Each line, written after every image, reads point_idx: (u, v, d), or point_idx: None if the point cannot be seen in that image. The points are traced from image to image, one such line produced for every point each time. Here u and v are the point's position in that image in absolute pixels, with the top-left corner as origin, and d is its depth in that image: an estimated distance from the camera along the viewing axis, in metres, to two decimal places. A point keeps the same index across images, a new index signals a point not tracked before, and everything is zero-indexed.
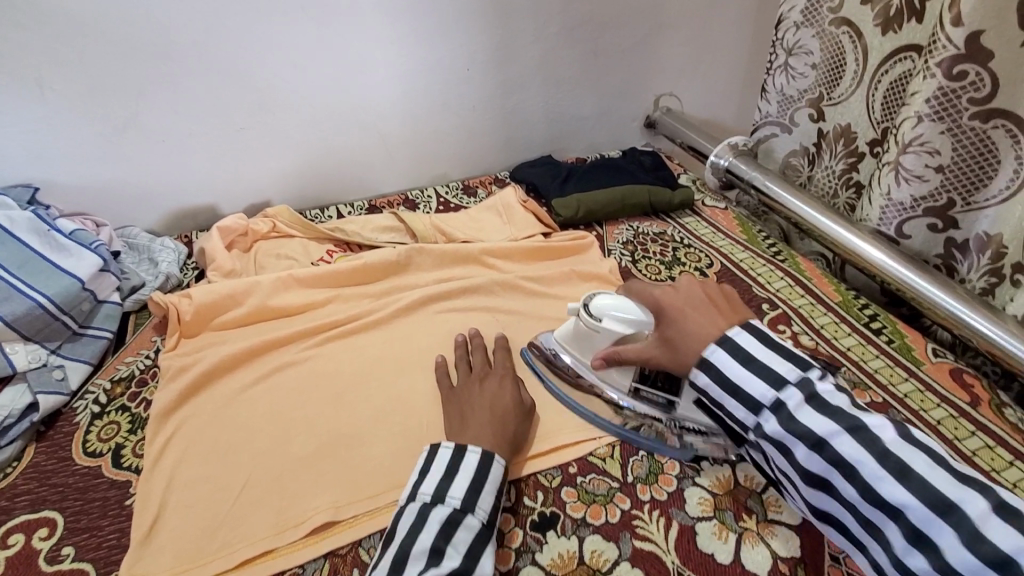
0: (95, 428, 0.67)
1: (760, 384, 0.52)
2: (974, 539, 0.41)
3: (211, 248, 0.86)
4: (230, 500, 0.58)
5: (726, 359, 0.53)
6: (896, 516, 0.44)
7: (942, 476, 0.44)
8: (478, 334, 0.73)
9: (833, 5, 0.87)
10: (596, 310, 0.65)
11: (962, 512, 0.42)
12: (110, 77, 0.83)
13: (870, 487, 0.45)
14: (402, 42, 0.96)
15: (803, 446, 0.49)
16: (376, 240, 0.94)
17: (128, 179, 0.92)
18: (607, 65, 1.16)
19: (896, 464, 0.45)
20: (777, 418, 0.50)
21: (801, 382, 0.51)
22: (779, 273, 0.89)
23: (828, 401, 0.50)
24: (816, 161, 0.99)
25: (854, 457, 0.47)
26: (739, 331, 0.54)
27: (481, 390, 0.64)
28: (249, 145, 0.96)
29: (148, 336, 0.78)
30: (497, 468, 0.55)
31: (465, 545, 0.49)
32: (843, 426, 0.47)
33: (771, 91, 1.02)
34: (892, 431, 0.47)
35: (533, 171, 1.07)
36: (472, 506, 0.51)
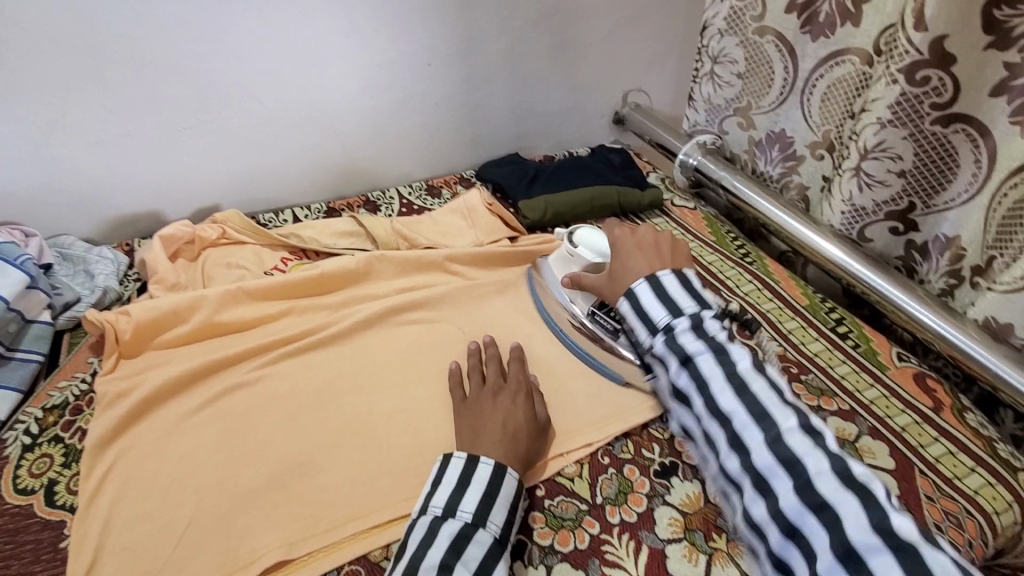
0: (25, 463, 0.61)
1: (661, 309, 0.64)
2: (806, 486, 0.49)
3: (152, 258, 0.80)
4: (174, 540, 0.54)
5: (647, 291, 0.65)
6: (726, 422, 0.56)
7: (802, 442, 0.52)
8: (491, 343, 0.71)
9: (754, 13, 0.90)
10: (573, 240, 0.78)
11: (773, 422, 0.53)
12: (32, 73, 0.76)
13: (737, 435, 0.54)
14: (357, 34, 0.91)
15: (675, 361, 0.61)
16: (334, 247, 0.89)
17: (60, 184, 0.85)
18: (572, 60, 1.12)
19: (770, 427, 0.53)
20: (665, 338, 0.62)
21: (693, 315, 0.62)
22: (747, 276, 0.88)
23: (706, 329, 0.61)
24: (753, 166, 1.01)
25: (731, 409, 0.56)
26: (667, 275, 0.65)
27: (494, 404, 0.62)
28: (194, 145, 0.90)
29: (84, 357, 0.72)
30: (510, 482, 0.54)
31: (476, 560, 0.49)
32: (709, 349, 0.59)
33: (697, 98, 1.07)
34: (747, 362, 0.58)
35: (499, 171, 1.04)
36: (483, 521, 0.51)
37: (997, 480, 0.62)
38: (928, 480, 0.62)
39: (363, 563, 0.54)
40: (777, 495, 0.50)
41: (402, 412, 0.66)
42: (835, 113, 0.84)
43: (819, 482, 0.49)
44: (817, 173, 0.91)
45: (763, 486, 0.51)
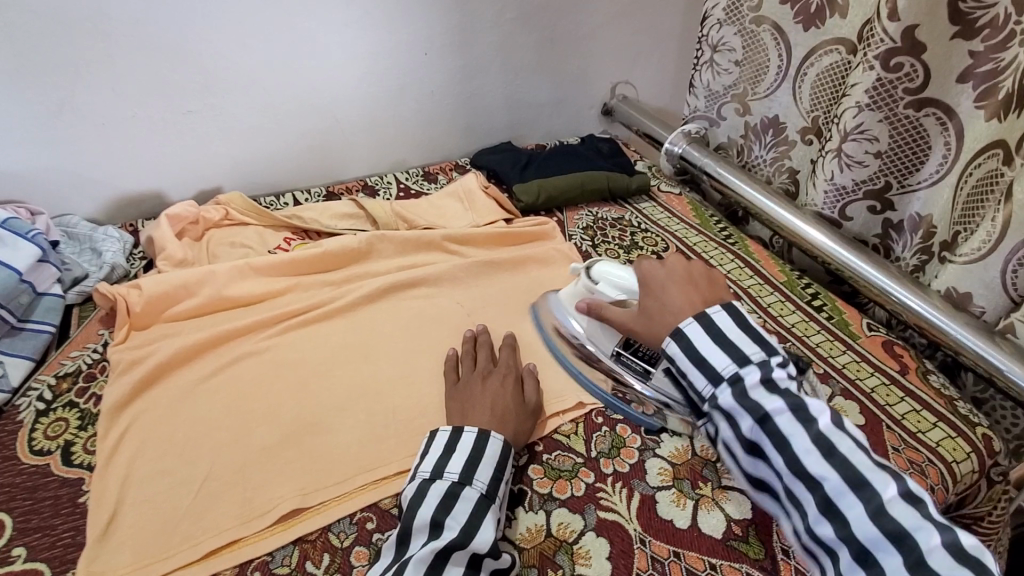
0: (41, 426, 0.63)
1: (723, 358, 0.52)
2: (879, 512, 0.44)
3: (159, 236, 0.82)
4: (192, 493, 0.57)
5: (698, 332, 0.54)
6: (813, 486, 0.46)
7: (907, 512, 0.44)
8: (484, 332, 0.72)
9: (752, 4, 0.94)
10: (595, 274, 0.72)
11: (872, 489, 0.45)
12: (38, 53, 0.78)
13: (830, 502, 0.46)
14: (357, 23, 0.94)
15: (748, 419, 0.49)
16: (335, 227, 0.93)
17: (64, 164, 0.86)
18: (563, 52, 1.17)
19: (870, 496, 0.45)
20: (732, 391, 0.50)
21: (762, 363, 0.51)
22: (730, 255, 0.93)
23: (778, 384, 0.50)
24: (747, 151, 1.05)
25: (822, 474, 0.46)
26: (718, 311, 0.54)
27: (484, 386, 0.64)
28: (197, 128, 0.92)
29: (94, 328, 0.74)
30: (492, 443, 0.56)
31: (464, 516, 0.50)
32: (787, 405, 0.48)
33: (697, 86, 1.09)
34: (829, 418, 0.48)
35: (494, 157, 1.08)
36: (469, 479, 0.53)
37: (957, 433, 0.68)
38: (895, 434, 0.67)
39: (374, 510, 0.57)
40: (884, 569, 0.43)
41: (406, 376, 0.70)
42: (824, 99, 0.89)
43: (934, 559, 0.41)
44: (807, 157, 0.96)
45: (866, 557, 0.44)
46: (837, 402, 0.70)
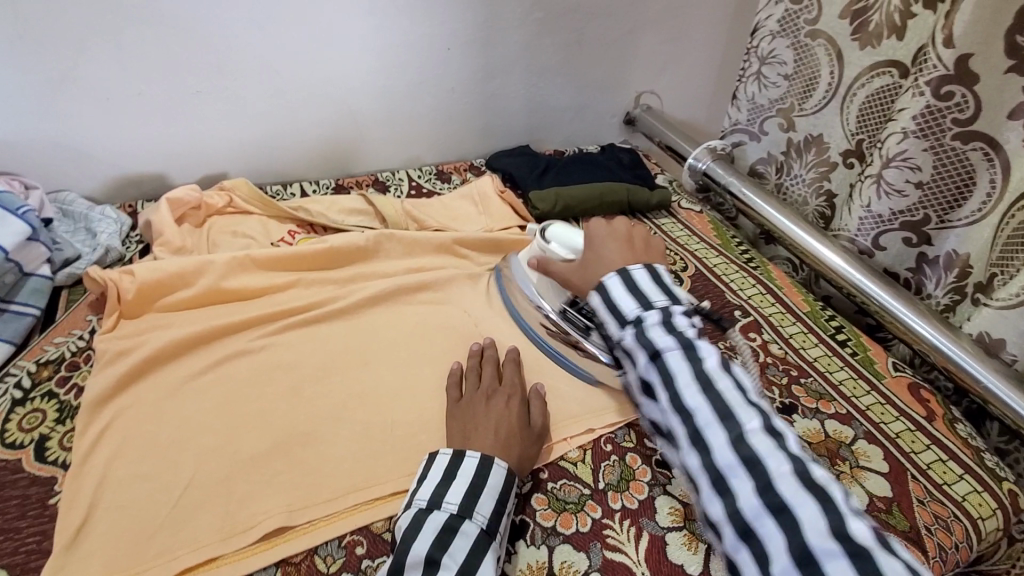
0: (15, 417, 0.59)
1: (631, 301, 0.59)
2: (738, 441, 0.48)
3: (158, 220, 0.79)
4: (172, 502, 0.53)
5: (616, 283, 0.61)
6: (687, 419, 0.51)
7: (764, 442, 0.48)
8: (490, 346, 0.68)
9: (810, 16, 0.90)
10: (548, 235, 0.76)
11: (737, 421, 0.49)
12: (40, 19, 0.74)
13: (698, 432, 0.50)
14: (379, 12, 0.90)
15: (643, 355, 0.56)
16: (342, 223, 0.89)
17: (64, 139, 0.83)
18: (589, 57, 1.13)
19: (734, 427, 0.49)
20: (635, 332, 0.58)
21: (664, 309, 0.58)
22: (751, 280, 0.89)
23: (676, 326, 0.56)
24: (786, 169, 1.02)
25: (696, 406, 0.51)
26: (638, 269, 0.62)
27: (487, 407, 0.60)
28: (205, 109, 0.88)
29: (82, 314, 0.71)
30: (495, 472, 0.52)
31: (462, 553, 0.47)
32: (679, 345, 0.55)
33: (741, 98, 1.06)
34: (715, 359, 0.53)
35: (510, 160, 1.04)
36: (469, 512, 0.49)
37: (984, 487, 0.64)
38: (919, 485, 0.63)
39: (365, 534, 0.53)
40: (735, 494, 0.47)
41: (407, 388, 0.66)
42: (872, 123, 0.86)
43: (781, 483, 0.45)
44: (846, 181, 0.93)
45: (721, 485, 0.48)
46: (860, 446, 0.67)
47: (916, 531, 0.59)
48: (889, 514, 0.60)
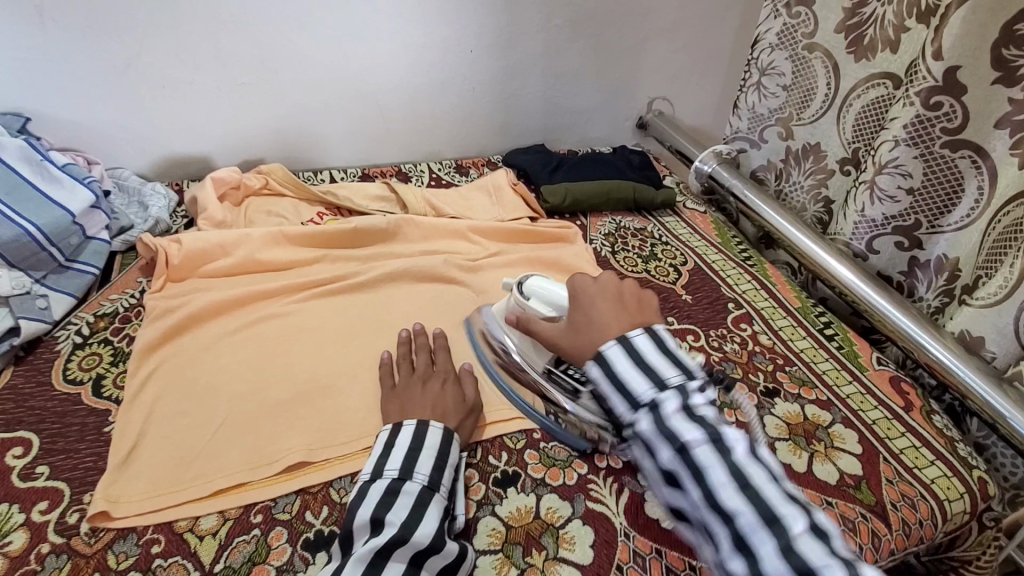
0: (76, 358, 0.67)
1: (643, 382, 0.49)
2: (790, 549, 0.41)
3: (203, 197, 0.87)
4: (207, 435, 0.60)
5: (620, 354, 0.51)
6: (727, 520, 0.44)
7: (816, 549, 0.41)
8: (422, 334, 0.71)
9: (807, 30, 0.95)
10: (527, 289, 0.68)
11: (783, 524, 0.42)
12: (111, 12, 0.83)
13: (743, 537, 0.43)
14: (411, 16, 0.98)
15: (665, 448, 0.47)
16: (366, 208, 0.96)
17: (123, 121, 0.92)
18: (605, 64, 1.19)
19: (781, 533, 0.42)
20: (650, 417, 0.48)
21: (679, 390, 0.48)
22: (747, 276, 0.94)
23: (697, 413, 0.47)
24: (786, 176, 1.07)
25: (736, 508, 0.44)
26: (641, 335, 0.52)
27: (423, 389, 0.63)
28: (248, 99, 0.97)
29: (134, 276, 0.79)
30: (430, 435, 0.57)
31: (405, 509, 0.51)
32: (706, 436, 0.46)
33: (742, 107, 1.11)
34: (744, 447, 0.46)
35: (525, 157, 1.10)
36: (410, 474, 0.54)
37: (952, 472, 0.68)
38: (889, 466, 0.68)
39: None
40: None
41: None
42: (867, 132, 0.91)
43: None
44: (843, 188, 0.97)
45: None
46: (836, 429, 0.71)
47: (881, 505, 0.64)
48: (856, 489, 0.65)
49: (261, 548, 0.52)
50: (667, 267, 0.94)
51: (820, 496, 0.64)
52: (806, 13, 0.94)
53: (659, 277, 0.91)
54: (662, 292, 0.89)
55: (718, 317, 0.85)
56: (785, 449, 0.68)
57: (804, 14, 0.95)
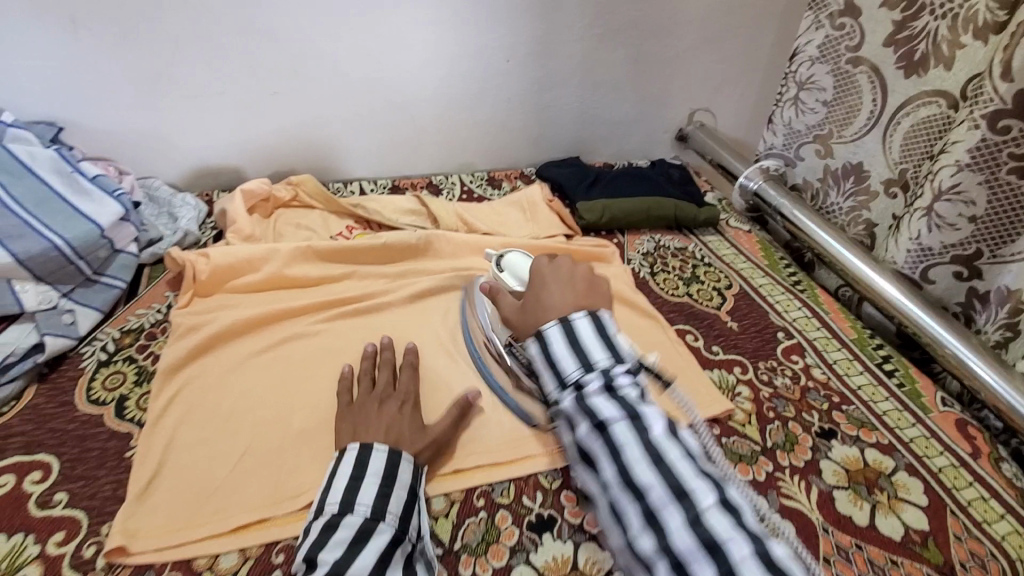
0: (100, 376, 0.66)
1: (573, 363, 0.53)
2: (696, 521, 0.43)
3: (232, 209, 0.85)
4: (229, 465, 0.58)
5: (557, 337, 0.54)
6: (638, 496, 0.46)
7: (723, 522, 0.42)
8: (387, 350, 0.67)
9: (851, 43, 0.89)
10: (505, 264, 0.73)
11: (693, 498, 0.44)
12: (144, 22, 0.81)
13: (653, 512, 0.44)
14: (446, 25, 0.95)
15: (586, 424, 0.50)
16: (396, 222, 0.94)
17: (154, 131, 0.91)
18: (644, 74, 1.15)
19: (689, 506, 0.44)
20: (574, 396, 0.51)
21: (604, 372, 0.52)
22: (796, 303, 0.88)
23: (620, 393, 0.50)
24: (823, 195, 1.01)
25: (648, 484, 0.45)
26: (581, 319, 0.55)
27: (378, 412, 0.59)
28: (279, 110, 0.95)
29: (161, 290, 0.77)
30: (375, 460, 0.53)
31: (342, 544, 0.47)
32: (625, 414, 0.49)
33: (777, 122, 1.05)
34: (662, 426, 0.48)
35: (559, 172, 1.05)
36: (350, 506, 0.49)
37: None
38: (957, 520, 0.62)
39: None
40: None
41: (447, 381, 0.69)
42: (916, 152, 0.84)
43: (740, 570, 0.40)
44: (887, 211, 0.91)
45: (681, 570, 0.42)
46: (899, 477, 0.65)
47: (950, 567, 0.57)
48: (923, 547, 0.59)
49: None
50: (711, 291, 0.89)
51: (883, 554, 0.58)
52: (851, 25, 0.88)
53: (703, 303, 0.86)
54: (706, 318, 0.83)
55: (767, 347, 0.80)
56: (844, 499, 0.62)
57: (850, 26, 0.89)
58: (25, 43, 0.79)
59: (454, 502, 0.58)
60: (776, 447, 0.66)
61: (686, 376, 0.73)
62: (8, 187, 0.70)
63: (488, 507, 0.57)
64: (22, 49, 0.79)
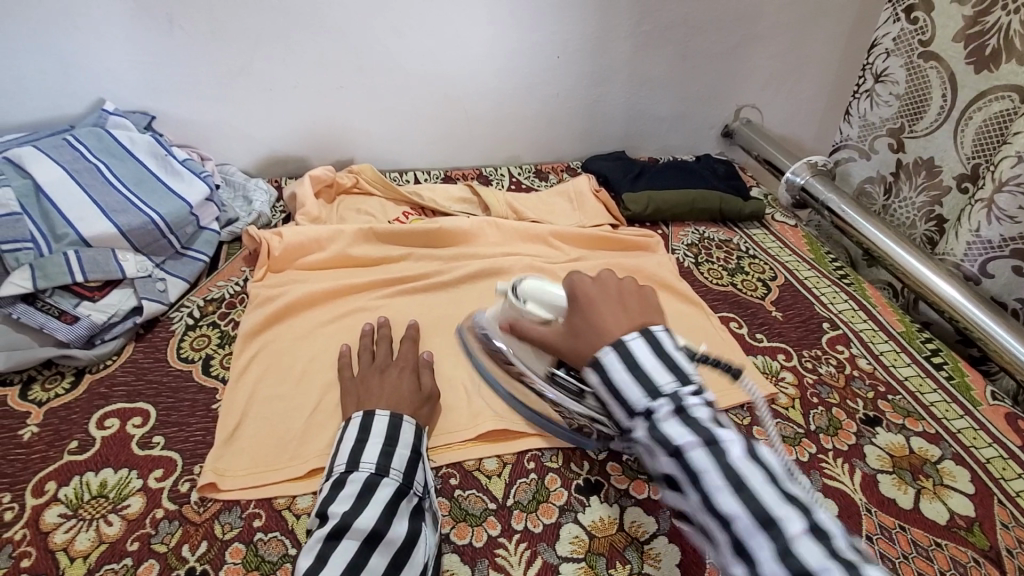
0: (188, 338, 0.73)
1: (637, 390, 0.46)
2: (787, 553, 0.38)
3: (301, 194, 0.92)
4: (305, 417, 0.63)
5: (615, 363, 0.47)
6: (724, 525, 0.40)
7: (815, 550, 0.38)
8: (385, 325, 0.72)
9: (924, 37, 0.90)
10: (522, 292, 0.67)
11: (781, 528, 0.39)
12: (232, 21, 0.89)
13: (741, 542, 0.40)
14: (504, 23, 1.00)
15: (661, 453, 0.43)
16: (449, 209, 0.99)
17: (232, 121, 0.99)
18: (691, 70, 1.17)
19: (779, 535, 0.39)
20: (646, 424, 0.45)
21: (673, 393, 0.45)
22: (843, 295, 0.89)
23: (693, 415, 0.44)
24: (894, 190, 1.00)
25: (733, 512, 0.40)
26: (634, 337, 0.47)
27: (379, 380, 0.63)
28: (345, 102, 1.02)
29: (238, 265, 0.84)
30: (379, 422, 0.55)
31: (350, 497, 0.49)
32: (701, 439, 0.42)
33: (853, 114, 1.05)
34: (741, 448, 0.42)
35: (605, 164, 1.09)
36: (356, 464, 0.52)
37: None
38: (1004, 509, 0.62)
39: (458, 469, 0.61)
40: None
41: None
42: (989, 148, 0.84)
43: None
44: (957, 206, 0.91)
45: None
46: (945, 465, 0.66)
47: (996, 551, 0.58)
48: (968, 531, 0.59)
49: None
50: (756, 282, 0.90)
51: (928, 536, 0.59)
52: (925, 20, 0.89)
53: (747, 293, 0.87)
54: (750, 307, 0.85)
55: (812, 337, 0.81)
56: (888, 482, 0.63)
57: (923, 21, 0.89)
58: (125, 38, 0.87)
59: (506, 464, 0.62)
60: (820, 431, 0.68)
61: (731, 361, 0.75)
62: (113, 167, 0.79)
63: (539, 469, 0.61)
64: (126, 44, 0.87)
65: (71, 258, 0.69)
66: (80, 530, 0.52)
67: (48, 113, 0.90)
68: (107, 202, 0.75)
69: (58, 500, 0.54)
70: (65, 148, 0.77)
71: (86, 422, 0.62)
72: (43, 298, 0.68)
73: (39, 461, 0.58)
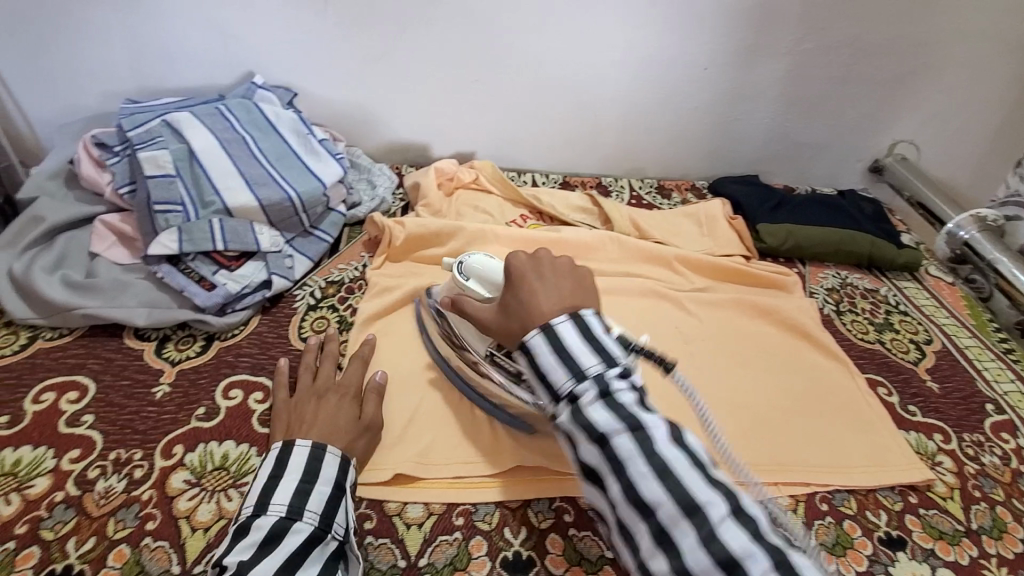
0: (309, 318, 0.73)
1: (563, 373, 0.42)
2: (711, 540, 0.36)
3: (424, 184, 0.92)
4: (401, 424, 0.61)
5: (541, 344, 0.44)
6: (647, 515, 0.38)
7: (737, 534, 0.36)
8: (332, 338, 0.67)
9: None
10: (464, 269, 0.64)
11: (705, 514, 0.37)
12: (382, 5, 0.89)
13: (663, 531, 0.37)
14: (653, 29, 0.94)
15: (583, 441, 0.41)
16: (569, 217, 0.94)
17: (364, 105, 0.99)
18: (847, 97, 1.06)
19: (701, 523, 0.37)
20: (571, 411, 0.42)
21: (599, 377, 0.42)
22: (1010, 374, 0.77)
23: (618, 398, 0.41)
24: None
25: (656, 499, 0.38)
26: (564, 321, 0.44)
27: (315, 405, 0.57)
28: (476, 97, 1.00)
29: (358, 250, 0.84)
30: (294, 456, 0.50)
31: (251, 546, 0.44)
32: (625, 424, 0.39)
33: None
34: (666, 433, 0.40)
35: (738, 187, 1.01)
36: (265, 507, 0.47)
37: None
38: None
39: (572, 504, 0.57)
40: None
41: None
42: None
43: None
44: None
45: None
46: None
47: None
48: None
49: (462, 554, 0.52)
50: (907, 343, 0.80)
51: None
52: None
53: (897, 354, 0.78)
54: (901, 371, 0.75)
55: (973, 418, 0.70)
56: None
57: None
58: (281, 15, 0.89)
59: None
60: (983, 531, 0.59)
61: (874, 432, 0.67)
62: (258, 140, 0.80)
63: None
64: (282, 21, 0.89)
65: (214, 227, 0.72)
66: (202, 501, 0.53)
67: (204, 82, 0.95)
68: (251, 174, 0.77)
69: (183, 466, 0.55)
70: (218, 117, 0.79)
71: (213, 390, 0.63)
72: (185, 261, 0.71)
73: (169, 422, 0.59)
